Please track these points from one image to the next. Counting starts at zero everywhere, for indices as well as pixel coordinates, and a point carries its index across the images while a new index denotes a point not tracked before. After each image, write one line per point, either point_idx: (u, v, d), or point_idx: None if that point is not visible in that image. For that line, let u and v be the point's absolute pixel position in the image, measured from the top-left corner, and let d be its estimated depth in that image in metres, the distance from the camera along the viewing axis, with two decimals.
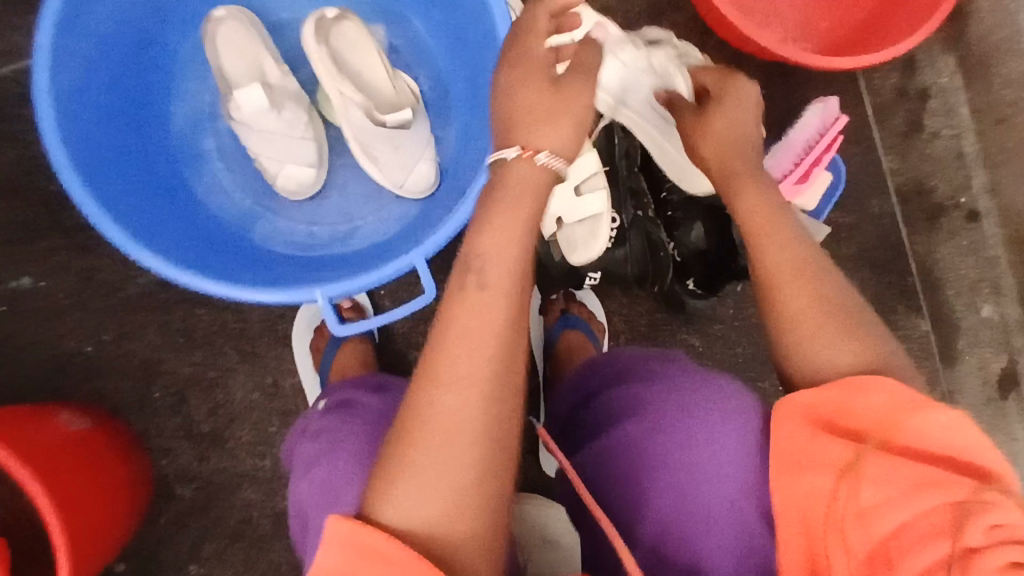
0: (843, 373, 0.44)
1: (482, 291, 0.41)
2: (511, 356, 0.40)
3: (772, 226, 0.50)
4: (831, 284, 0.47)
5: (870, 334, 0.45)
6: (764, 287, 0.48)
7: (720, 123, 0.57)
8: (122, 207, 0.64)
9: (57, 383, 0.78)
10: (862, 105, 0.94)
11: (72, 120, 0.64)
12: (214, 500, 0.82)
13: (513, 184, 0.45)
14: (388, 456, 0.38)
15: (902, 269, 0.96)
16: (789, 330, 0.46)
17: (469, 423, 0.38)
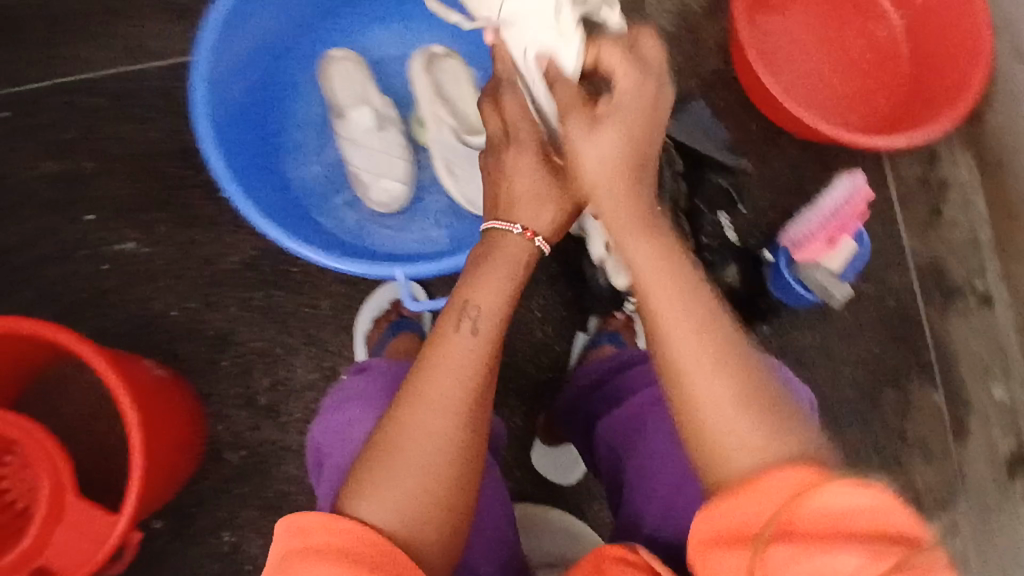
0: (749, 466, 0.42)
1: (454, 343, 0.50)
2: (468, 400, 0.49)
3: (669, 282, 0.46)
4: (730, 358, 0.44)
5: (779, 417, 0.43)
6: (668, 372, 0.44)
7: (616, 128, 0.49)
8: (244, 182, 0.73)
9: (143, 339, 0.88)
10: (888, 188, 1.03)
11: (219, 102, 0.74)
12: (258, 470, 0.88)
13: (502, 254, 0.54)
14: (366, 460, 0.48)
15: (922, 341, 1.01)
16: (691, 417, 0.43)
17: (425, 456, 0.47)
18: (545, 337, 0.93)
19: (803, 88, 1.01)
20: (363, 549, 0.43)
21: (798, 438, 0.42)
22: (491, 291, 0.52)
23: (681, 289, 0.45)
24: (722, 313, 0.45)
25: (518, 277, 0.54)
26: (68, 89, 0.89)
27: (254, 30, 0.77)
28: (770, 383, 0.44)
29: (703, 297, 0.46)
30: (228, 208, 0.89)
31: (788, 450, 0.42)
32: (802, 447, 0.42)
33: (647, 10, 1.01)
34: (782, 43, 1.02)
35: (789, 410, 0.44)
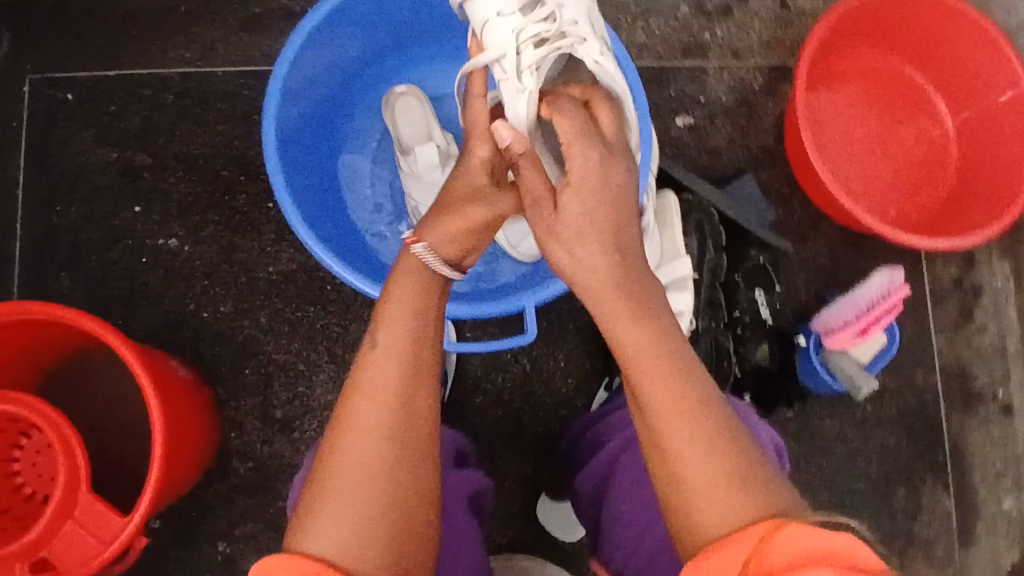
0: (720, 531, 0.45)
1: (381, 369, 0.50)
2: (410, 429, 0.49)
3: (644, 359, 0.49)
4: (702, 427, 0.47)
5: (749, 477, 0.46)
6: (649, 445, 0.48)
7: (580, 207, 0.52)
8: (300, 203, 0.75)
9: (172, 336, 0.89)
10: (923, 284, 1.03)
11: (288, 121, 0.76)
12: (264, 484, 0.87)
13: (412, 276, 0.54)
14: (310, 494, 0.48)
15: (939, 442, 1.00)
16: (667, 486, 0.47)
17: (370, 491, 0.47)
18: (566, 389, 0.93)
19: (851, 176, 1.01)
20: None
21: (770, 495, 0.45)
22: (406, 311, 0.52)
23: (657, 364, 0.48)
24: (694, 380, 0.49)
25: (437, 295, 0.54)
26: (136, 85, 0.92)
27: (331, 55, 0.80)
28: (742, 441, 0.47)
29: (676, 367, 0.48)
30: (272, 220, 0.91)
31: (760, 509, 0.45)
32: (775, 502, 0.45)
33: (705, 79, 1.03)
34: (834, 129, 1.03)
35: (760, 464, 0.47)
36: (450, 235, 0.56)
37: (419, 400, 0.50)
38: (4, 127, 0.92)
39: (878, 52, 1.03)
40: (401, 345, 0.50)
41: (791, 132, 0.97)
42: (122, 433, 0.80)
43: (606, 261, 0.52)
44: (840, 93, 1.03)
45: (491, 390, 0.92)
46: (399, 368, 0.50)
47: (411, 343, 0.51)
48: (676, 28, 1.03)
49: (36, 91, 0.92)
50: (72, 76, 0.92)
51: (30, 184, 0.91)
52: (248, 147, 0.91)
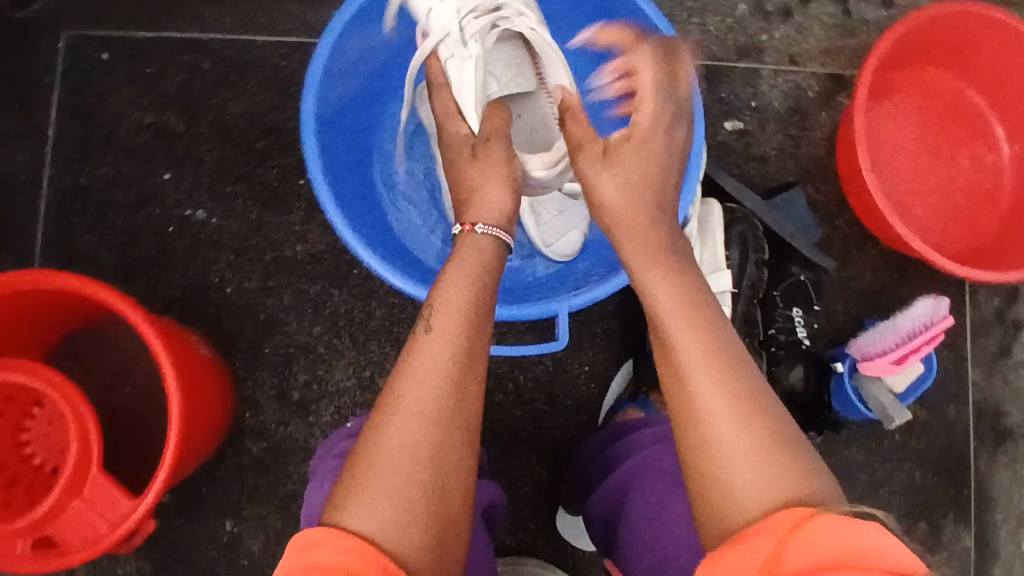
0: (756, 510, 0.45)
1: (437, 346, 0.50)
2: (463, 410, 0.49)
3: (688, 336, 0.51)
4: (741, 403, 0.48)
5: (785, 457, 0.47)
6: (681, 417, 0.49)
7: (627, 164, 0.60)
8: (334, 185, 0.72)
9: (194, 308, 0.87)
10: (965, 316, 0.99)
11: (328, 104, 0.74)
12: (275, 465, 0.86)
13: (467, 265, 0.55)
14: (354, 468, 0.47)
15: (966, 479, 0.97)
16: (700, 461, 0.48)
17: (419, 466, 0.46)
18: (589, 395, 0.91)
19: (899, 197, 0.98)
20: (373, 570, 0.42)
21: (807, 479, 0.46)
22: (464, 298, 0.53)
23: (701, 343, 0.51)
24: (738, 362, 0.50)
25: (488, 286, 0.54)
26: (176, 48, 0.90)
27: (373, 38, 0.77)
28: (778, 420, 0.49)
29: (717, 346, 0.51)
30: (303, 197, 0.89)
31: (795, 489, 0.46)
32: (809, 485, 0.46)
33: (759, 83, 0.98)
34: (887, 147, 0.99)
35: (796, 445, 0.48)
36: (495, 212, 0.59)
37: (471, 384, 0.50)
38: (38, 81, 0.90)
39: (940, 71, 0.99)
40: (457, 327, 0.51)
41: (845, 148, 0.92)
42: (140, 400, 0.79)
43: (654, 221, 0.58)
44: (896, 110, 0.99)
45: (512, 389, 0.90)
46: (455, 347, 0.50)
47: (468, 327, 0.51)
48: (734, 27, 0.98)
49: (73, 47, 0.90)
50: (112, 34, 0.90)
51: (59, 141, 0.89)
52: (283, 121, 0.90)
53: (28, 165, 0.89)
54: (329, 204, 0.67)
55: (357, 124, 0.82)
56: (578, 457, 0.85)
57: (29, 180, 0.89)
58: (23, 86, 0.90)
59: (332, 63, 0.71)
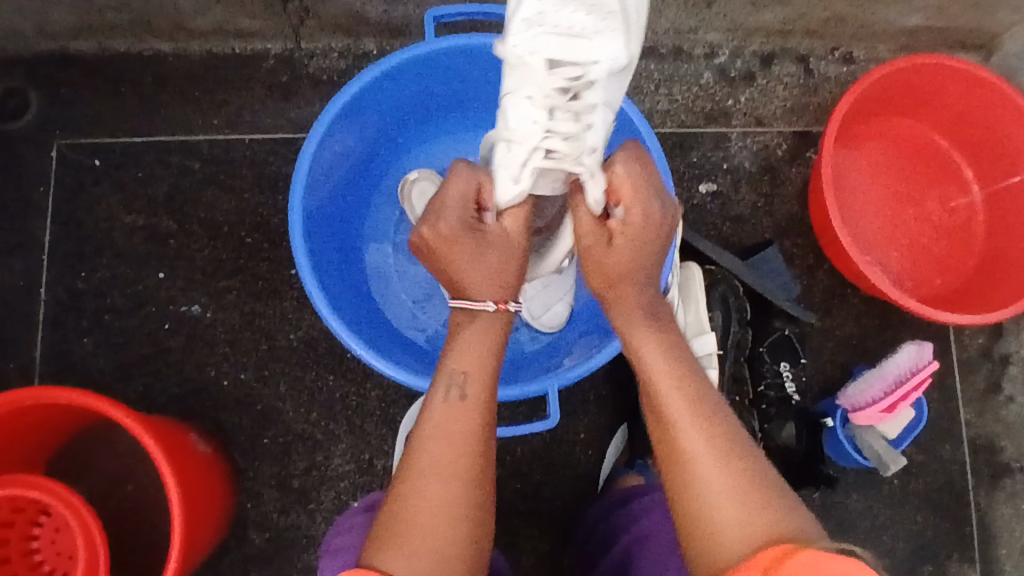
0: (739, 549, 0.47)
1: (457, 409, 0.54)
2: (481, 467, 0.52)
3: (672, 390, 0.54)
4: (723, 448, 0.51)
5: (766, 497, 0.49)
6: (669, 468, 0.52)
7: (628, 249, 0.60)
8: (323, 278, 0.75)
9: (193, 402, 0.89)
10: (950, 355, 1.01)
11: (315, 202, 0.76)
12: (279, 555, 0.86)
13: (486, 332, 0.58)
14: (385, 519, 0.50)
15: (967, 518, 0.97)
16: (688, 505, 0.50)
17: (442, 523, 0.48)
18: (586, 461, 0.92)
19: (873, 244, 1.01)
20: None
21: (788, 519, 0.48)
22: (481, 364, 0.56)
23: (686, 397, 0.53)
24: (719, 415, 0.53)
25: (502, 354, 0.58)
26: (166, 152, 0.94)
27: (355, 137, 0.80)
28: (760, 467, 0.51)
29: (702, 401, 0.54)
30: (295, 286, 0.91)
31: (777, 529, 0.47)
32: (791, 525, 0.47)
33: (728, 146, 1.02)
34: (857, 197, 1.02)
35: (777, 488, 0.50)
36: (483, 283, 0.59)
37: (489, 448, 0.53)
38: (33, 191, 0.93)
39: (902, 120, 1.03)
40: (475, 390, 0.55)
41: (816, 201, 0.95)
42: (152, 497, 0.81)
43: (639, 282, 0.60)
44: (863, 161, 1.03)
45: (510, 461, 0.91)
46: (474, 409, 0.54)
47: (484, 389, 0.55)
48: (699, 94, 1.02)
49: (66, 157, 0.94)
50: (103, 142, 0.94)
51: (55, 248, 0.92)
52: (272, 214, 0.93)
53: (26, 274, 0.91)
54: (319, 298, 0.70)
55: (342, 215, 0.84)
56: (579, 527, 0.85)
57: (27, 288, 0.91)
58: (18, 198, 0.93)
59: (317, 160, 0.74)
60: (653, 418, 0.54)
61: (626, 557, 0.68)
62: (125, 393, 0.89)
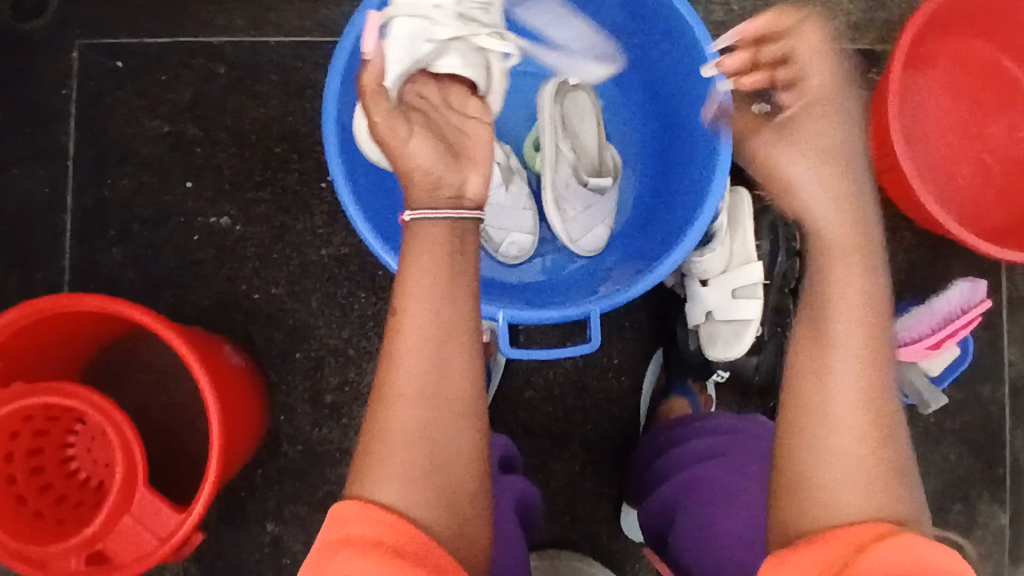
0: (842, 512, 0.46)
1: (408, 324, 0.48)
2: (445, 382, 0.47)
3: (845, 336, 0.49)
4: (869, 420, 0.47)
5: (891, 476, 0.46)
6: (800, 419, 0.49)
7: (812, 143, 0.54)
8: (358, 189, 0.72)
9: (226, 314, 0.88)
10: (1001, 293, 0.96)
11: (346, 115, 0.72)
12: (313, 468, 0.87)
13: (424, 229, 0.50)
14: (367, 445, 0.47)
15: (1003, 458, 0.95)
16: (807, 456, 0.48)
17: (417, 447, 0.46)
18: (618, 387, 0.91)
19: (932, 173, 0.94)
20: (402, 544, 0.42)
21: (902, 501, 0.46)
22: (423, 264, 0.49)
23: (858, 347, 0.49)
24: (883, 384, 0.48)
25: (458, 247, 0.51)
26: (190, 53, 0.89)
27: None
28: (899, 445, 0.48)
29: (873, 361, 0.49)
30: (324, 200, 0.89)
31: (883, 507, 0.45)
32: (897, 506, 0.46)
33: None
34: (920, 121, 0.95)
35: (903, 469, 0.47)
36: (424, 196, 0.52)
37: (453, 353, 0.48)
38: (54, 95, 0.89)
39: (976, 39, 0.95)
40: (424, 298, 0.48)
41: (875, 126, 0.89)
42: (189, 408, 0.81)
43: (853, 209, 0.53)
44: (928, 82, 0.95)
45: (542, 384, 0.90)
46: (432, 318, 0.48)
47: (440, 293, 0.48)
48: (757, 5, 0.95)
49: (87, 59, 0.90)
50: (125, 44, 0.90)
51: (80, 154, 0.89)
52: (301, 123, 0.89)
53: (52, 181, 0.89)
54: (353, 211, 0.67)
55: None
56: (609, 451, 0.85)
57: (53, 197, 0.89)
58: (38, 102, 0.89)
59: (350, 62, 0.69)
60: (808, 356, 0.50)
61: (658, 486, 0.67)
62: (156, 305, 0.88)
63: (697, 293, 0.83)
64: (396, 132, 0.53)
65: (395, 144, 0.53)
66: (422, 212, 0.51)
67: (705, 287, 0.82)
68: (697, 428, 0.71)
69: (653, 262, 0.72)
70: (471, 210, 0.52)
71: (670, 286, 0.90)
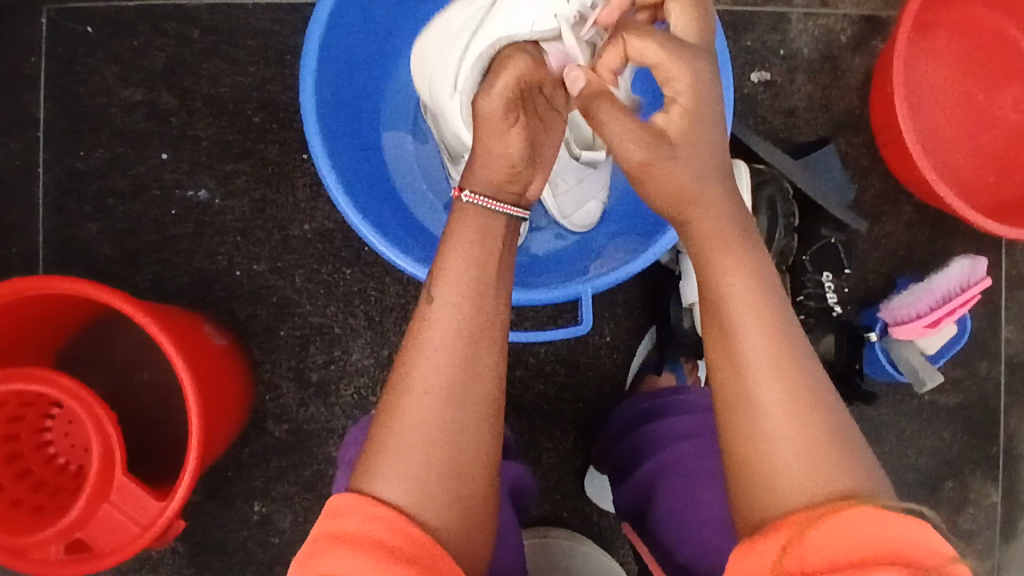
0: (787, 497, 0.43)
1: (439, 316, 0.46)
2: (470, 383, 0.45)
3: (749, 324, 0.45)
4: (800, 399, 0.44)
5: (842, 453, 0.43)
6: (729, 411, 0.45)
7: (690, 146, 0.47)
8: (340, 164, 0.69)
9: (207, 293, 0.85)
10: (1000, 269, 0.94)
11: (327, 86, 0.68)
12: (300, 447, 0.86)
13: (472, 216, 0.49)
14: (375, 438, 0.45)
15: (995, 434, 0.94)
16: (740, 450, 0.44)
17: (429, 444, 0.44)
18: (610, 365, 0.89)
19: (934, 145, 0.91)
20: (405, 548, 0.41)
21: (853, 472, 0.43)
22: (465, 256, 0.47)
23: (761, 331, 0.45)
24: (800, 356, 0.45)
25: (499, 240, 0.49)
26: (163, 17, 0.85)
27: (366, 8, 0.71)
28: (833, 412, 0.45)
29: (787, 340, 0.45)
30: (307, 172, 0.86)
31: (837, 485, 0.42)
32: (857, 484, 0.43)
33: (787, 28, 0.91)
34: (925, 91, 0.92)
35: (859, 443, 0.45)
36: (496, 182, 0.51)
37: (483, 353, 0.45)
38: (22, 62, 0.85)
39: (983, 6, 0.91)
40: (463, 291, 0.46)
41: (879, 95, 0.85)
42: (169, 388, 0.80)
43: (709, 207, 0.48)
44: (935, 49, 0.92)
45: (533, 362, 0.89)
46: (460, 312, 0.46)
47: (476, 287, 0.46)
48: None
49: (55, 23, 0.85)
50: (95, 7, 0.85)
51: (52, 124, 0.85)
52: (280, 92, 0.85)
53: (22, 152, 0.85)
54: (335, 188, 0.64)
55: (361, 95, 0.76)
56: (603, 431, 0.83)
57: (24, 169, 0.85)
58: (5, 69, 0.85)
59: (329, 27, 0.66)
60: (718, 354, 0.46)
61: (648, 471, 0.65)
62: (134, 282, 0.86)
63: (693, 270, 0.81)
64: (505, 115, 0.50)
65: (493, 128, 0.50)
66: (481, 198, 0.49)
67: None
68: (674, 404, 0.70)
69: (648, 241, 0.70)
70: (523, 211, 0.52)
71: (664, 262, 0.88)
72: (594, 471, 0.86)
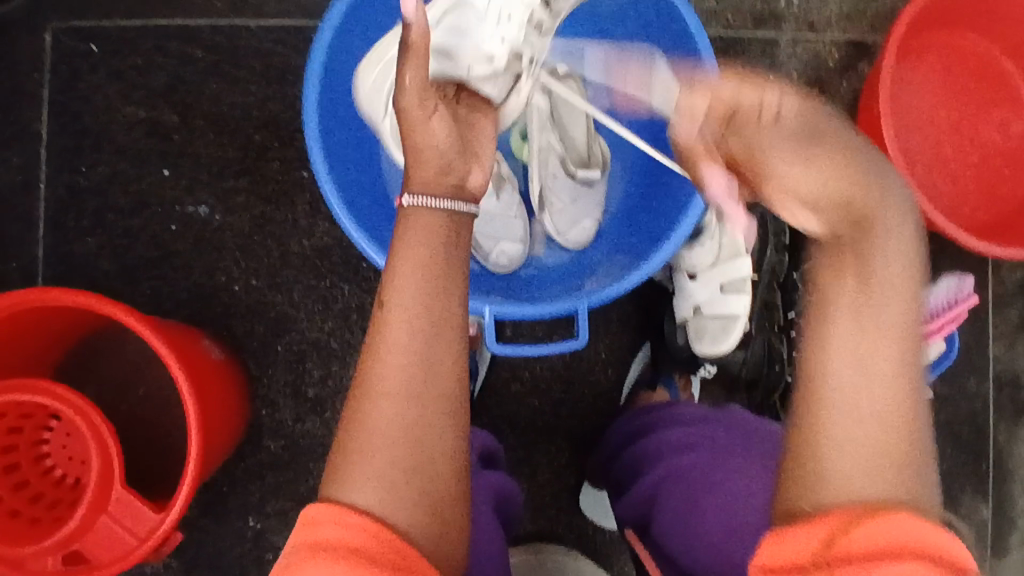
0: (852, 496, 0.40)
1: (395, 318, 0.45)
2: (432, 381, 0.45)
3: (840, 312, 0.42)
4: (878, 393, 0.41)
5: (905, 457, 0.40)
6: (805, 404, 0.42)
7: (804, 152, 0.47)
8: (340, 178, 0.70)
9: (207, 306, 0.86)
10: (985, 287, 0.96)
11: (328, 104, 0.70)
12: (296, 462, 0.86)
13: (421, 221, 0.48)
14: (343, 446, 0.45)
15: (984, 451, 0.95)
16: (811, 444, 0.41)
17: (400, 448, 0.44)
18: (605, 380, 0.90)
19: (919, 167, 0.94)
20: (377, 549, 0.41)
21: (911, 474, 0.40)
22: (418, 257, 0.47)
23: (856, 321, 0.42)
24: (893, 349, 0.41)
25: (451, 240, 0.48)
26: (166, 37, 0.87)
27: (367, 29, 0.72)
28: (910, 411, 0.41)
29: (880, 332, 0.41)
30: (306, 189, 0.87)
31: (897, 488, 0.40)
32: (914, 488, 0.40)
33: (776, 53, 0.94)
34: (910, 114, 0.94)
35: (928, 440, 0.41)
36: (430, 178, 0.50)
37: (441, 353, 0.45)
38: (26, 79, 0.87)
39: (965, 34, 0.94)
40: (418, 295, 0.46)
41: (866, 117, 0.88)
42: (167, 399, 0.80)
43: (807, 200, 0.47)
44: (917, 75, 0.94)
45: (528, 377, 0.89)
46: (421, 316, 0.45)
47: (431, 287, 0.46)
48: None
49: (60, 42, 0.87)
50: (99, 26, 0.87)
51: (52, 139, 0.86)
52: (281, 110, 0.87)
53: (23, 167, 0.86)
54: (334, 203, 0.65)
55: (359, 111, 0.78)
56: (599, 447, 0.84)
57: (25, 184, 0.86)
58: (10, 87, 0.86)
59: (331, 47, 0.67)
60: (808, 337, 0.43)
61: (645, 485, 0.66)
62: (132, 296, 0.86)
63: (684, 287, 0.84)
64: (425, 106, 0.52)
65: (415, 120, 0.51)
66: (422, 199, 0.48)
67: (692, 280, 0.83)
68: (675, 417, 0.70)
69: (645, 255, 0.71)
70: (470, 203, 0.50)
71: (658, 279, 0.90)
72: (588, 486, 0.87)
